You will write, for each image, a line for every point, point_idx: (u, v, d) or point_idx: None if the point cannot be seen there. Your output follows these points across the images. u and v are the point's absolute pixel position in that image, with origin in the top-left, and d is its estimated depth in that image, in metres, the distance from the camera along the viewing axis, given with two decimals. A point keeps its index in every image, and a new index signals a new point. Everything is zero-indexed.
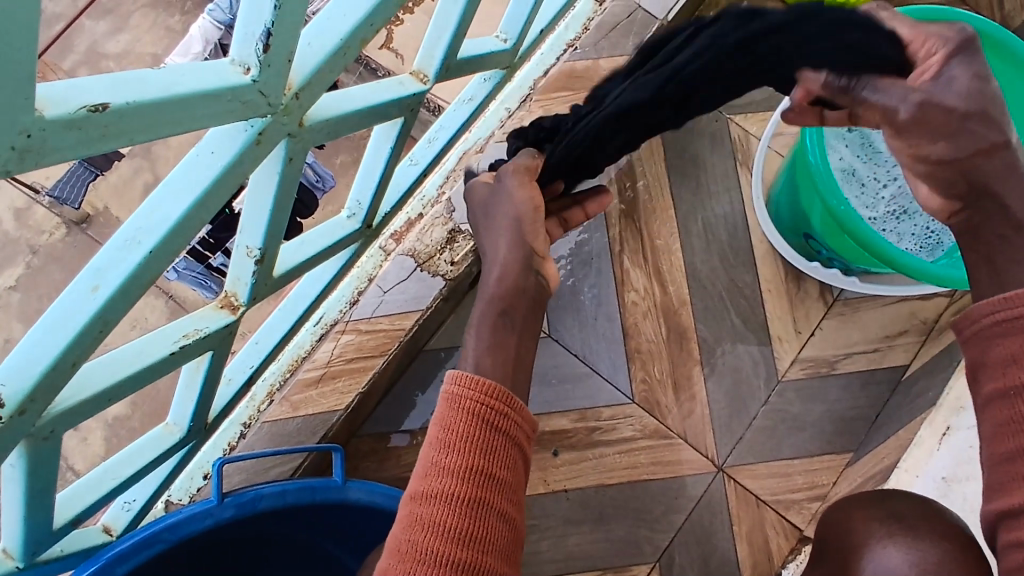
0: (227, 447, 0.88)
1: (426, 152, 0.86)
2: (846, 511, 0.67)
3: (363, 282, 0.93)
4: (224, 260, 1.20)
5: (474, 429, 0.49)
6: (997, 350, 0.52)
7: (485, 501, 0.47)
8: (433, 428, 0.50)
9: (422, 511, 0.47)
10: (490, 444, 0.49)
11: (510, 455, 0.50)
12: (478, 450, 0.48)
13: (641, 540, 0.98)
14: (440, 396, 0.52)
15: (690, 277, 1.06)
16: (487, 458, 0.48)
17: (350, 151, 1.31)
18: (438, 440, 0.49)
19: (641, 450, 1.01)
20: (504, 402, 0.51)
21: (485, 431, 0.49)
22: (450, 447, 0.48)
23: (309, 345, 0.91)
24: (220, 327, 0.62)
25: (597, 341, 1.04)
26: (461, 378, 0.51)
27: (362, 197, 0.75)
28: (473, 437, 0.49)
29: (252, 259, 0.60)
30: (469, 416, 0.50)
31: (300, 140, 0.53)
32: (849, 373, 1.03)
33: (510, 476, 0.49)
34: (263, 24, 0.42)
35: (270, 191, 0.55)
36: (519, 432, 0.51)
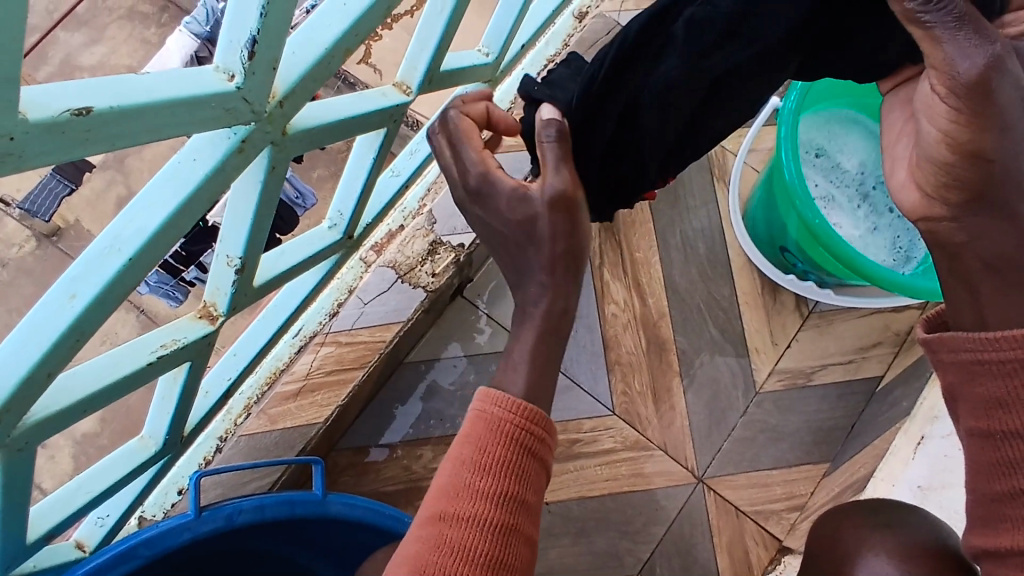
0: (202, 462, 0.85)
1: (408, 163, 0.86)
2: (828, 522, 0.68)
3: (343, 294, 0.91)
4: (199, 273, 1.18)
5: (511, 452, 0.49)
6: (980, 393, 0.51)
7: (515, 527, 0.48)
8: (465, 447, 0.50)
9: (453, 533, 0.47)
10: (525, 469, 0.50)
11: (539, 479, 0.51)
12: (513, 475, 0.49)
13: (622, 553, 0.98)
14: (473, 413, 0.51)
15: (669, 290, 1.07)
16: (520, 484, 0.49)
17: (328, 164, 1.30)
18: (474, 461, 0.49)
19: (621, 463, 1.01)
20: (541, 426, 0.51)
21: (520, 455, 0.50)
22: (485, 469, 0.48)
23: (288, 358, 0.88)
24: (198, 337, 0.61)
25: (579, 351, 1.04)
26: (501, 399, 0.51)
27: (343, 207, 0.74)
28: (510, 461, 0.49)
29: (232, 268, 0.59)
30: (507, 439, 0.50)
31: (283, 149, 0.53)
32: (825, 384, 1.05)
33: (536, 500, 0.50)
34: (248, 31, 0.42)
35: (252, 201, 0.55)
36: (547, 455, 0.52)
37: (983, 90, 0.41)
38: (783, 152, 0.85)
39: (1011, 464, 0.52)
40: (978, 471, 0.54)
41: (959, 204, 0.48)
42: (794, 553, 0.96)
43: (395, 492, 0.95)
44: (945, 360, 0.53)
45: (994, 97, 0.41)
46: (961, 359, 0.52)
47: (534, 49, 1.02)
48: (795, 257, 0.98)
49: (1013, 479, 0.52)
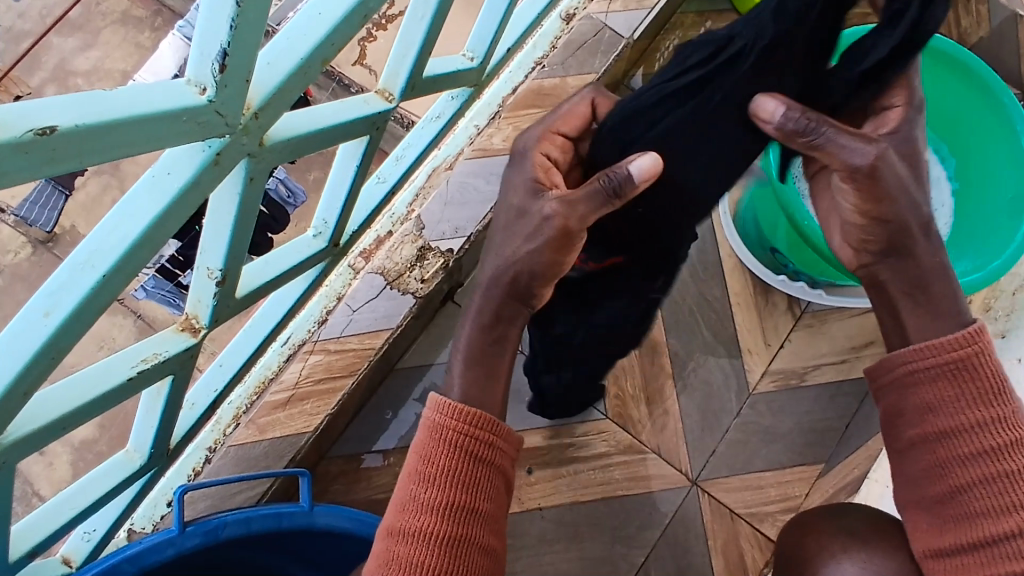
0: (192, 472, 0.85)
1: (394, 169, 0.86)
2: (802, 523, 0.67)
3: (331, 301, 0.91)
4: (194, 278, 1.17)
5: (458, 461, 0.53)
6: (916, 398, 0.57)
7: (464, 531, 0.51)
8: (416, 456, 0.54)
9: (407, 542, 0.51)
10: (472, 476, 0.53)
11: (489, 483, 0.53)
12: (461, 483, 0.52)
13: (617, 557, 0.97)
14: (427, 424, 0.55)
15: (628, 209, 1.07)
16: (467, 488, 0.52)
17: (323, 165, 1.29)
18: (425, 472, 0.52)
19: (538, 406, 0.88)
20: (489, 433, 0.54)
21: (468, 463, 0.53)
22: (432, 473, 0.52)
23: (276, 366, 0.88)
24: (180, 351, 0.60)
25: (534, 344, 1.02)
26: (446, 408, 0.54)
27: (328, 216, 0.73)
28: (454, 467, 0.53)
29: (213, 280, 0.58)
30: (454, 449, 0.53)
31: (261, 160, 0.52)
32: (818, 385, 1.05)
33: (489, 504, 0.53)
34: (219, 43, 0.41)
35: (230, 214, 0.54)
36: (500, 458, 0.55)
37: (876, 175, 0.56)
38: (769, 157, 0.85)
39: (945, 462, 0.55)
40: (918, 477, 0.57)
41: (877, 252, 0.61)
42: None
43: (387, 500, 0.95)
44: (885, 380, 0.59)
45: (883, 180, 0.57)
46: (898, 376, 0.58)
47: (522, 50, 1.02)
48: (791, 262, 0.98)
49: (952, 477, 0.55)
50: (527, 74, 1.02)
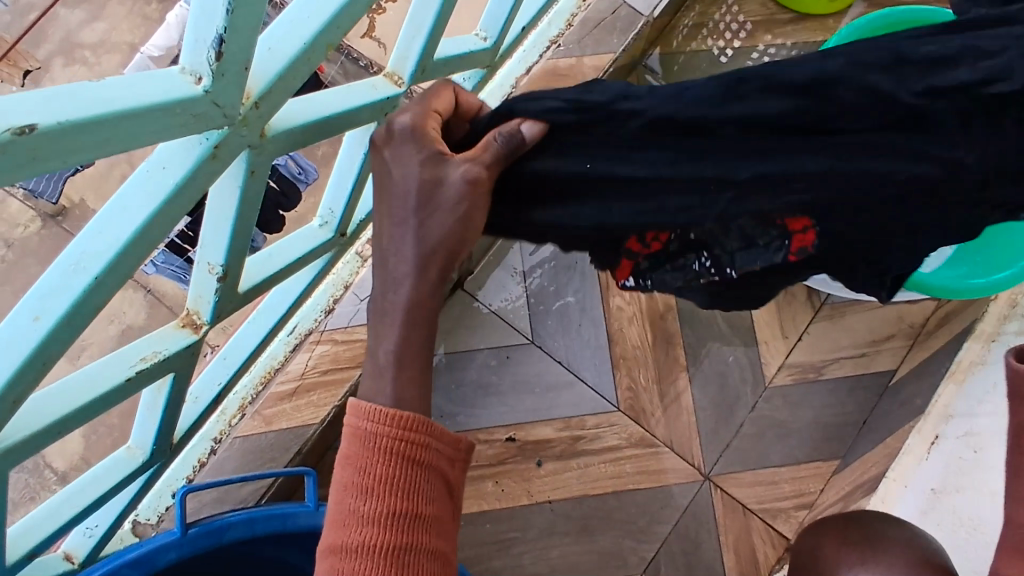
0: (197, 464, 0.84)
1: None
2: (817, 532, 0.66)
3: (338, 289, 0.89)
4: None
5: (396, 468, 0.45)
6: None
7: (412, 544, 0.44)
8: (347, 468, 0.46)
9: (344, 565, 0.44)
10: (414, 482, 0.45)
11: (434, 488, 0.46)
12: (400, 492, 0.45)
13: (627, 551, 0.96)
14: (352, 431, 0.47)
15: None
16: (410, 499, 0.45)
17: (333, 142, 1.26)
18: (357, 485, 0.45)
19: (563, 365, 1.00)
20: (426, 433, 0.46)
21: (408, 469, 0.45)
22: (370, 487, 0.45)
23: (283, 356, 0.86)
24: (181, 348, 0.58)
25: (543, 330, 1.02)
26: (374, 413, 0.46)
27: (335, 206, 0.70)
28: (394, 478, 0.45)
29: (214, 276, 0.55)
30: (390, 456, 0.45)
31: (262, 152, 0.49)
32: (836, 379, 1.02)
33: (437, 510, 0.46)
34: (215, 29, 0.38)
35: (231, 208, 0.51)
36: (443, 458, 0.47)
37: None
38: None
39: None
40: None
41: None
42: None
43: None
44: None
45: None
46: None
47: (537, 29, 0.99)
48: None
49: None
50: (542, 53, 0.99)
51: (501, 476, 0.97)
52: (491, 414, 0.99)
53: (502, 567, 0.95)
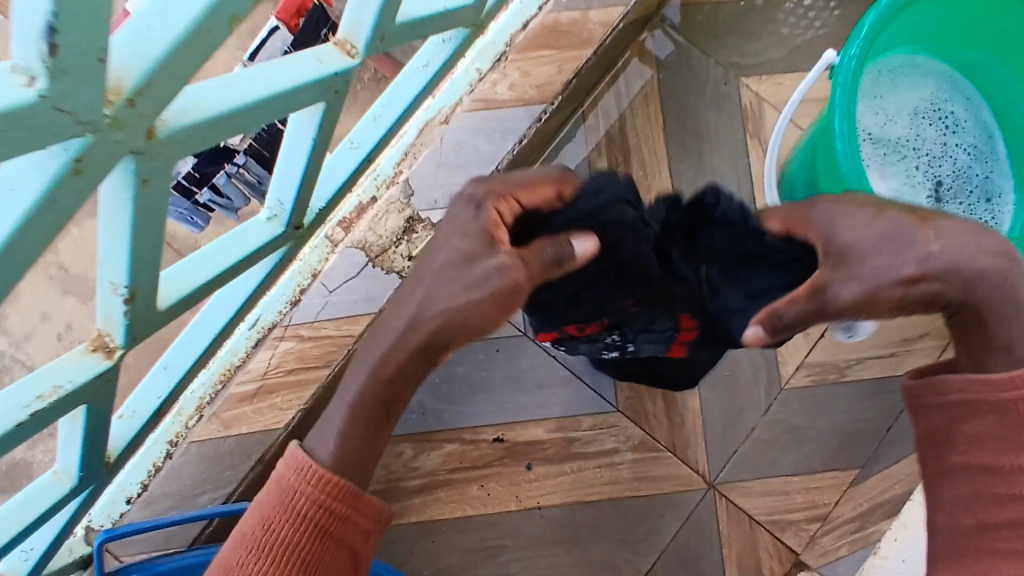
0: (154, 467, 0.77)
1: (371, 132, 0.70)
2: None
3: (306, 278, 0.79)
4: (213, 197, 1.03)
5: (300, 533, 0.46)
6: (969, 428, 0.52)
7: None
8: (252, 520, 0.47)
9: None
10: (315, 552, 0.46)
11: (334, 561, 0.47)
12: (298, 559, 0.45)
13: (620, 562, 0.89)
14: (276, 484, 0.48)
15: (663, 97, 0.95)
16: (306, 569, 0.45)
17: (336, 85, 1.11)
18: (259, 539, 0.46)
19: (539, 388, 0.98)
20: (345, 505, 0.47)
21: (314, 536, 0.46)
22: (267, 546, 0.46)
23: (244, 353, 0.77)
24: (90, 378, 0.49)
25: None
26: (303, 470, 0.47)
27: (283, 196, 0.60)
28: (297, 543, 0.46)
29: (120, 297, 0.46)
30: (300, 520, 0.46)
31: (155, 157, 0.39)
32: (859, 381, 0.92)
33: None
34: (41, 15, 0.28)
35: (125, 222, 0.41)
36: (355, 532, 0.48)
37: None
38: (840, 74, 0.67)
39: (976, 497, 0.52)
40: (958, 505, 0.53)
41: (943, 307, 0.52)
42: (809, 569, 0.89)
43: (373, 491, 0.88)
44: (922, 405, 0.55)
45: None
46: (946, 402, 0.53)
47: None
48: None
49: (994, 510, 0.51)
50: (541, 5, 0.85)
51: (487, 479, 0.90)
52: (479, 412, 0.91)
53: None
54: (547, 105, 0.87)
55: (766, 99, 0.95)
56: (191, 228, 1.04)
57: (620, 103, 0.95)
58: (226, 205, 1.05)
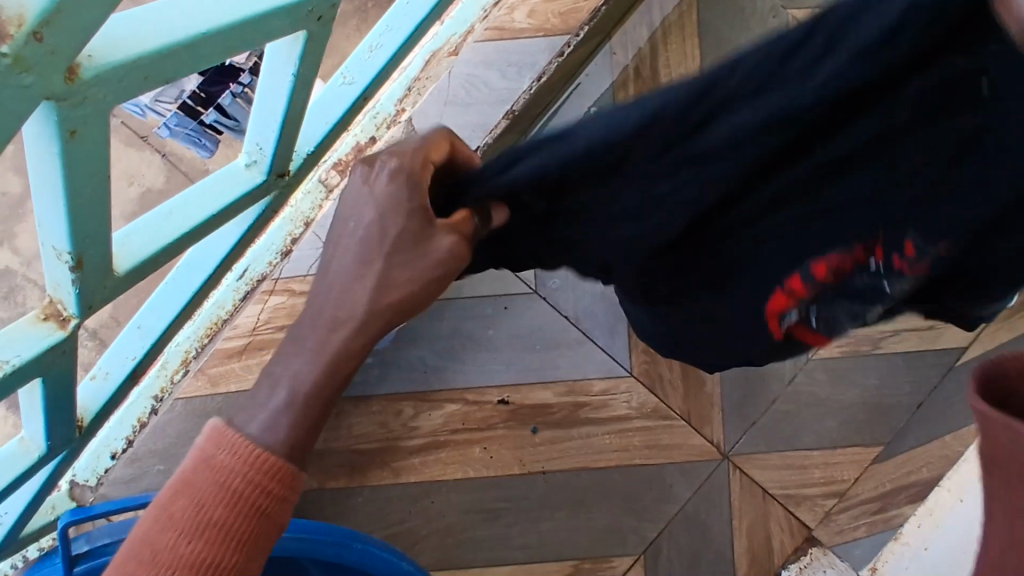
0: (137, 423, 0.72)
1: (366, 64, 0.61)
2: None
3: (298, 227, 0.73)
4: (218, 117, 1.03)
5: (236, 517, 0.36)
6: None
7: None
8: (179, 501, 0.36)
9: None
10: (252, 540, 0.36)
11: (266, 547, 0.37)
12: (238, 546, 0.36)
13: (625, 530, 0.85)
14: (195, 455, 0.37)
15: (702, 29, 0.84)
16: (240, 555, 0.36)
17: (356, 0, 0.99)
18: (178, 518, 0.35)
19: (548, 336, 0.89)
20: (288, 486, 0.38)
21: (253, 522, 0.36)
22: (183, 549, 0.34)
23: (231, 306, 0.73)
24: (39, 351, 0.43)
25: (550, 278, 0.86)
26: (233, 443, 0.37)
27: (262, 142, 0.52)
28: (235, 527, 0.36)
29: (65, 265, 0.40)
30: (239, 502, 0.36)
31: (83, 102, 0.32)
32: (892, 354, 0.85)
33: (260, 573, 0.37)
34: None
35: (56, 178, 0.34)
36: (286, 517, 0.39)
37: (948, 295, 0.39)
38: None
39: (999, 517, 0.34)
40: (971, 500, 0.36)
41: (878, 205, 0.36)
42: (821, 545, 0.84)
43: (372, 450, 0.85)
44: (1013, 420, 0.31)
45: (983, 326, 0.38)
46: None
47: None
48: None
49: None
50: None
51: (490, 441, 0.85)
52: (483, 371, 0.86)
53: (485, 538, 0.85)
54: (574, 35, 0.77)
55: None
56: (201, 152, 1.05)
57: (647, 32, 0.85)
58: (233, 127, 1.04)
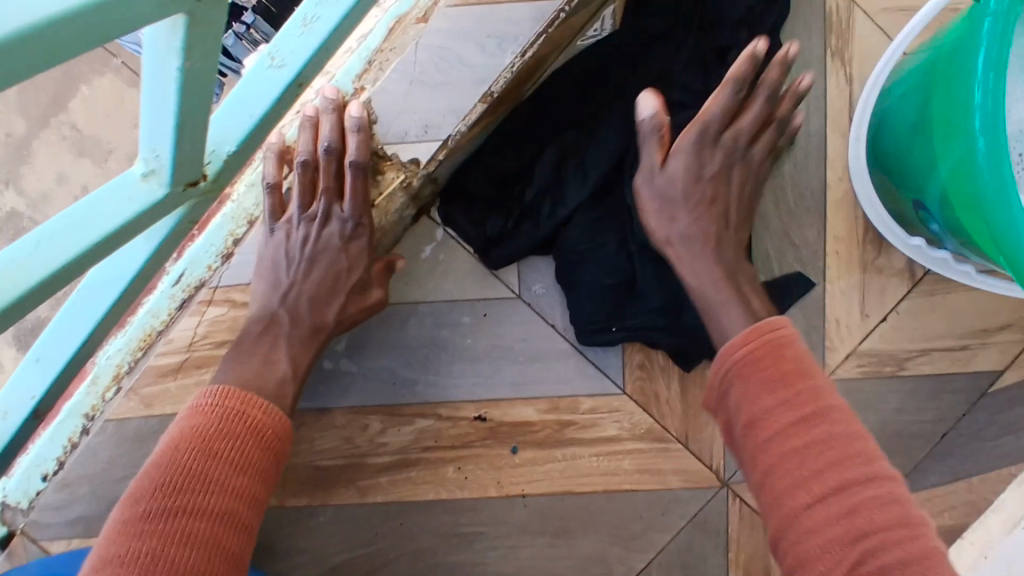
0: (69, 442, 0.65)
1: (298, 45, 0.48)
2: None
3: (240, 225, 0.64)
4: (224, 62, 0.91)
5: (259, 455, 0.51)
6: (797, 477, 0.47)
7: (245, 525, 0.49)
8: (215, 442, 0.50)
9: (168, 525, 0.46)
10: (266, 477, 0.52)
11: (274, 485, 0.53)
12: (259, 481, 0.51)
13: (612, 560, 0.78)
14: (222, 409, 0.52)
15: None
16: (257, 490, 0.50)
17: None
18: (216, 453, 0.49)
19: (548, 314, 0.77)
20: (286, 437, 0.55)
21: (268, 465, 0.52)
22: (181, 494, 0.47)
23: (167, 316, 0.64)
24: None
25: (535, 283, 0.76)
26: (255, 402, 0.53)
27: (157, 146, 0.41)
28: (259, 464, 0.51)
29: None
30: (259, 445, 0.52)
31: None
32: (921, 377, 0.75)
33: (267, 504, 0.52)
34: None
35: None
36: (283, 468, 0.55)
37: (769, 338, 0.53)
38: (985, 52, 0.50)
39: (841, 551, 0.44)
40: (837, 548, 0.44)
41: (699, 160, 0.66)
42: None
43: (335, 467, 0.77)
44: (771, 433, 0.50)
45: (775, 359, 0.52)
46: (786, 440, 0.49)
47: None
48: (929, 204, 0.64)
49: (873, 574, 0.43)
50: None
51: (465, 460, 0.77)
52: (458, 384, 0.77)
53: (457, 564, 0.78)
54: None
55: (859, 4, 0.74)
56: None
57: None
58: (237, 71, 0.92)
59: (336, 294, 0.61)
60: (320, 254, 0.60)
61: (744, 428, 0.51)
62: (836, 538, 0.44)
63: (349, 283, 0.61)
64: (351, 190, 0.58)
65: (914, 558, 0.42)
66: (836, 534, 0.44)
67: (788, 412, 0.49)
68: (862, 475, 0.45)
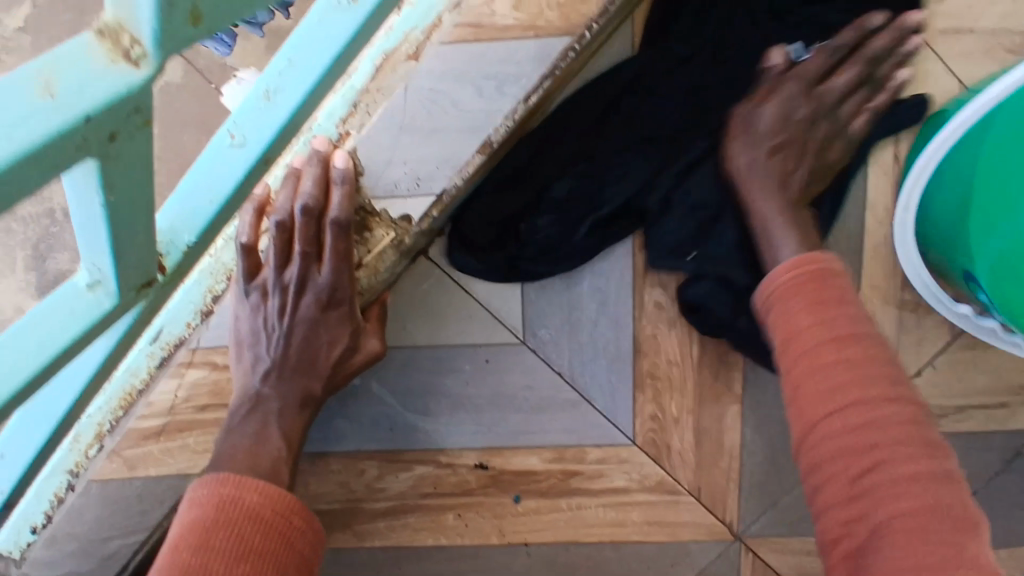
0: (55, 499, 0.62)
1: (257, 121, 0.46)
2: None
3: (219, 281, 0.59)
4: None
5: (270, 542, 0.46)
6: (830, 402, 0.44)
7: None
8: (218, 533, 0.45)
9: None
10: (282, 564, 0.46)
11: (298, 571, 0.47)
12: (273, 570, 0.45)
13: None
14: (224, 497, 0.47)
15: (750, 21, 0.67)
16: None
17: None
18: (219, 546, 0.44)
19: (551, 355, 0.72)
20: (305, 516, 0.49)
21: (282, 550, 0.46)
22: None
23: (146, 375, 0.60)
24: None
25: (542, 328, 0.71)
26: (260, 485, 0.48)
27: (93, 263, 0.37)
28: (270, 552, 0.46)
29: None
30: (269, 530, 0.47)
31: None
32: (956, 435, 0.69)
33: None
34: None
35: None
36: (307, 547, 0.49)
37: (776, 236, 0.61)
38: None
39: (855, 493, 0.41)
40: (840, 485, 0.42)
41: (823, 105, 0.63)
42: None
43: (330, 512, 0.74)
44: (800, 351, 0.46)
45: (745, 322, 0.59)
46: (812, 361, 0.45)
47: None
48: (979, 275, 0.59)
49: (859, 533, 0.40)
50: None
51: (467, 508, 0.74)
52: (458, 431, 0.73)
53: None
54: (577, 37, 0.57)
55: None
56: None
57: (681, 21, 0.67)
58: None
59: (320, 366, 0.56)
60: (300, 324, 0.55)
61: (782, 348, 0.48)
62: (844, 451, 0.42)
63: (334, 355, 0.56)
64: (332, 254, 0.52)
65: (917, 504, 0.39)
66: (845, 453, 0.42)
67: (826, 335, 0.45)
68: (893, 401, 0.42)
